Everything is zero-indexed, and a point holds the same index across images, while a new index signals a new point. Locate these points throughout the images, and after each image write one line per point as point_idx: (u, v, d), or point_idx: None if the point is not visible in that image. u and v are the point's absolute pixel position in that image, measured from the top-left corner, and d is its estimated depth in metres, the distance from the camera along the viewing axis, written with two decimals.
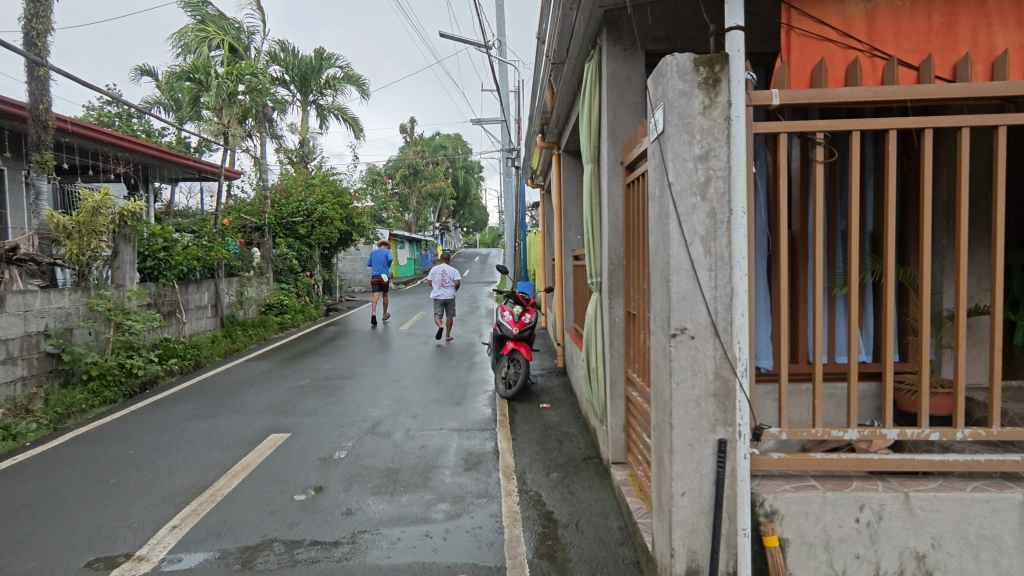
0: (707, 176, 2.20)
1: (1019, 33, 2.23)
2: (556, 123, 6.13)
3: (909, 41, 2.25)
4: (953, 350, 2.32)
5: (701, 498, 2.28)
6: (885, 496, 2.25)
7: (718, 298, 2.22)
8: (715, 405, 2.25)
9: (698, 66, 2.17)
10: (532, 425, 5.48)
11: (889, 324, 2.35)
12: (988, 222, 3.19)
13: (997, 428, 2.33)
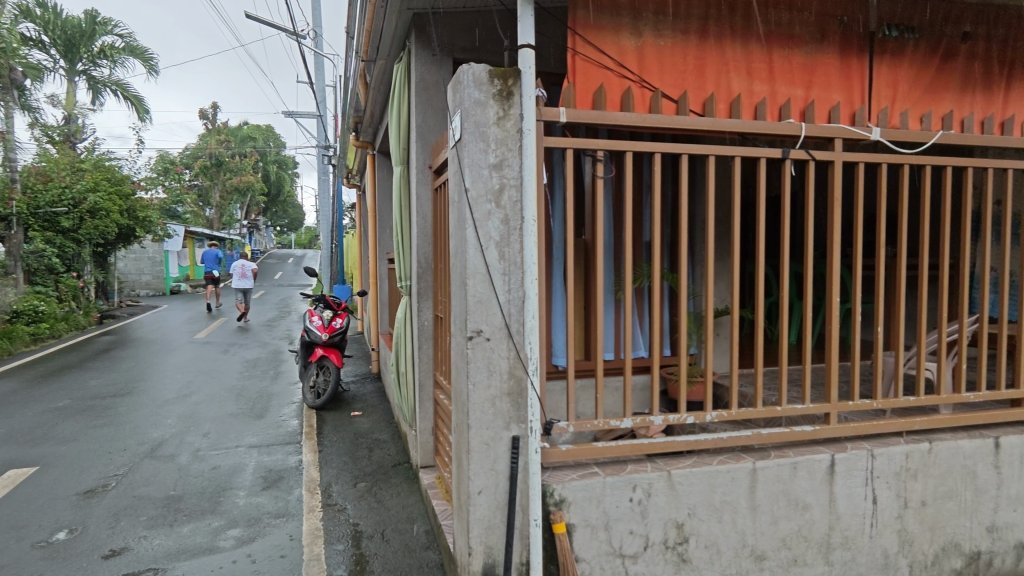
0: (501, 184, 2.29)
1: (750, 81, 2.67)
2: (369, 122, 5.92)
3: (669, 76, 2.58)
4: (705, 345, 2.71)
5: (497, 495, 2.37)
6: (652, 475, 2.55)
7: (511, 301, 2.33)
8: (509, 403, 2.35)
9: (492, 78, 2.25)
10: (341, 435, 5.23)
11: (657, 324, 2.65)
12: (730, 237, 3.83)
13: (736, 409, 2.77)
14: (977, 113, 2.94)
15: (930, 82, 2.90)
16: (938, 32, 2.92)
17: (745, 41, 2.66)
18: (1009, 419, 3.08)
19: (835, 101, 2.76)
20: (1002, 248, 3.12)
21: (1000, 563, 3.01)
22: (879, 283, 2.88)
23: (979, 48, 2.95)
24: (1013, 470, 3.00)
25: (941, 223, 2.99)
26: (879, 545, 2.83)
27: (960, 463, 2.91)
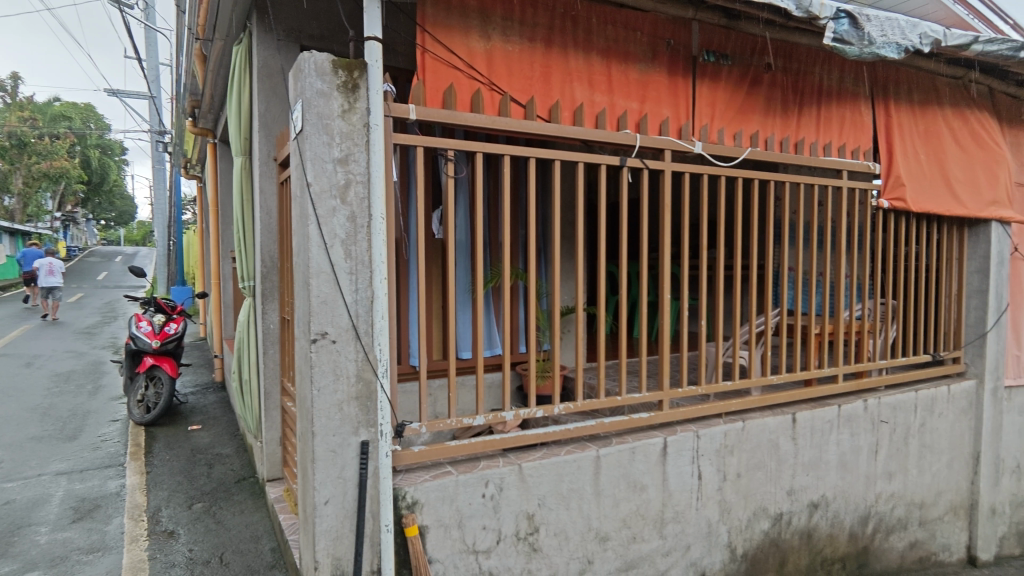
0: (347, 180, 2.20)
1: (591, 91, 2.84)
2: (208, 106, 5.35)
3: (517, 81, 2.66)
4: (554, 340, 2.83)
5: (345, 504, 2.26)
6: (504, 470, 2.61)
7: (359, 301, 2.25)
8: (357, 407, 2.27)
9: (336, 69, 2.16)
10: (176, 452, 4.70)
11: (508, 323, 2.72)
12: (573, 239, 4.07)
13: (581, 401, 2.93)
14: (776, 134, 3.40)
15: (741, 104, 3.31)
16: (748, 60, 3.33)
17: (586, 53, 2.82)
18: (803, 397, 3.61)
19: (664, 116, 3.04)
20: (797, 251, 3.65)
21: (798, 521, 3.52)
22: (702, 282, 3.23)
23: (778, 77, 3.42)
24: (807, 440, 3.52)
25: (751, 229, 3.42)
26: (704, 516, 3.16)
27: (767, 438, 3.36)
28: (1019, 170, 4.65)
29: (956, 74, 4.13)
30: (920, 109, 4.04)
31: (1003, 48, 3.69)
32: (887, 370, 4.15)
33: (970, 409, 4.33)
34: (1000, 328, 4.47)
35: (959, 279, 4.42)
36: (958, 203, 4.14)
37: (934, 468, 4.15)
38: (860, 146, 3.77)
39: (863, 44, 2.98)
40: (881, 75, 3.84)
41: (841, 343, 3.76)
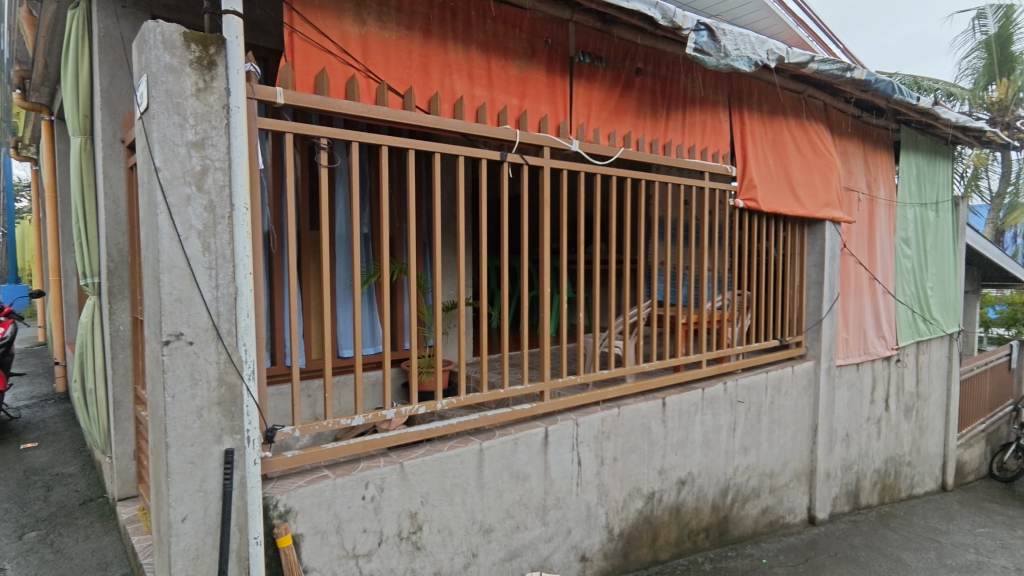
0: (203, 166, 2.01)
1: (471, 85, 2.83)
2: (41, 78, 4.66)
3: (395, 69, 2.58)
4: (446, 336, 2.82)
5: (206, 520, 2.07)
6: (385, 470, 2.54)
7: (220, 298, 2.07)
8: (220, 413, 2.09)
9: (188, 43, 1.97)
10: (3, 475, 4.08)
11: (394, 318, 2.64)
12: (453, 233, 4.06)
13: (464, 395, 2.92)
14: (646, 136, 3.62)
15: (615, 106, 3.47)
16: (621, 64, 3.49)
17: (466, 45, 2.80)
18: (671, 382, 3.88)
19: (543, 113, 3.11)
20: (665, 246, 3.91)
21: (668, 497, 3.78)
22: (586, 278, 3.38)
23: (648, 82, 3.63)
24: (675, 422, 3.79)
25: (625, 225, 3.61)
26: (583, 500, 3.29)
27: (641, 422, 3.57)
28: (846, 176, 5.32)
29: (797, 89, 4.64)
30: (769, 119, 4.48)
31: (833, 68, 4.17)
32: (743, 354, 4.58)
33: (810, 387, 4.91)
34: (833, 314, 5.10)
35: (800, 272, 4.99)
36: (798, 204, 4.66)
37: (782, 441, 4.65)
38: (719, 150, 4.12)
39: (721, 56, 3.25)
40: (736, 86, 4.22)
41: (704, 331, 4.10)
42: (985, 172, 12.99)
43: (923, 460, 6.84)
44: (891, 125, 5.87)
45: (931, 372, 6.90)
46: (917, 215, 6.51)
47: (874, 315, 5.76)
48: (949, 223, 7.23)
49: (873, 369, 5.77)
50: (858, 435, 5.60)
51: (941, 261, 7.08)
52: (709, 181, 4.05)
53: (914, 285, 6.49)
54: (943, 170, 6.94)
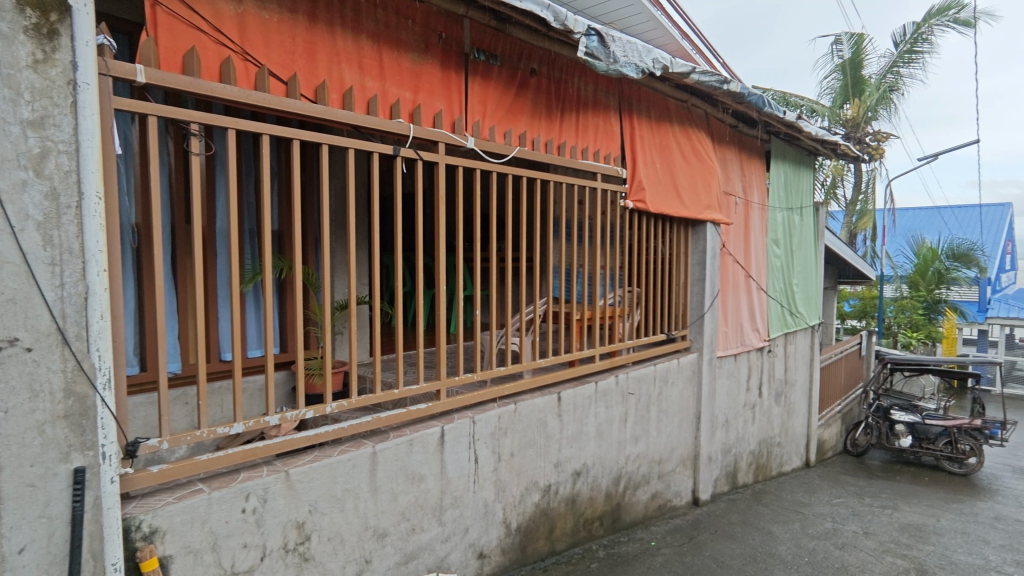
0: (43, 148, 1.77)
1: (361, 75, 2.72)
2: None
3: (276, 54, 2.42)
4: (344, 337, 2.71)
5: (50, 549, 1.82)
6: (267, 479, 2.38)
7: (66, 299, 1.83)
8: (68, 428, 1.85)
9: (22, 6, 1.72)
10: None
11: (284, 319, 2.48)
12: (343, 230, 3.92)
13: (356, 397, 2.80)
14: (541, 136, 3.68)
15: (510, 105, 3.49)
16: (516, 64, 3.52)
17: (355, 34, 2.69)
18: (566, 376, 3.99)
19: (437, 108, 3.06)
20: (560, 244, 4.02)
21: (563, 489, 3.88)
22: (485, 276, 3.40)
23: (542, 83, 3.69)
24: (570, 415, 3.89)
25: (522, 224, 3.67)
26: (480, 498, 3.29)
27: (537, 417, 3.63)
28: (725, 181, 5.74)
29: (681, 97, 4.92)
30: (656, 125, 4.72)
31: (712, 79, 4.46)
32: (633, 348, 4.80)
33: (694, 377, 5.24)
34: (713, 309, 5.48)
35: (684, 270, 5.32)
36: (683, 206, 4.96)
37: (669, 429, 4.93)
38: (611, 152, 4.28)
39: (610, 61, 3.37)
40: (625, 92, 4.40)
41: (597, 327, 4.26)
42: (841, 181, 14.57)
43: (791, 440, 7.55)
44: (762, 136, 6.40)
45: (797, 360, 7.62)
46: (785, 218, 7.16)
47: (749, 310, 6.26)
48: (811, 226, 8.03)
49: (748, 359, 6.27)
50: (735, 420, 6.07)
51: (805, 260, 7.85)
52: (601, 182, 4.20)
53: (783, 282, 7.13)
54: (805, 177, 7.69)
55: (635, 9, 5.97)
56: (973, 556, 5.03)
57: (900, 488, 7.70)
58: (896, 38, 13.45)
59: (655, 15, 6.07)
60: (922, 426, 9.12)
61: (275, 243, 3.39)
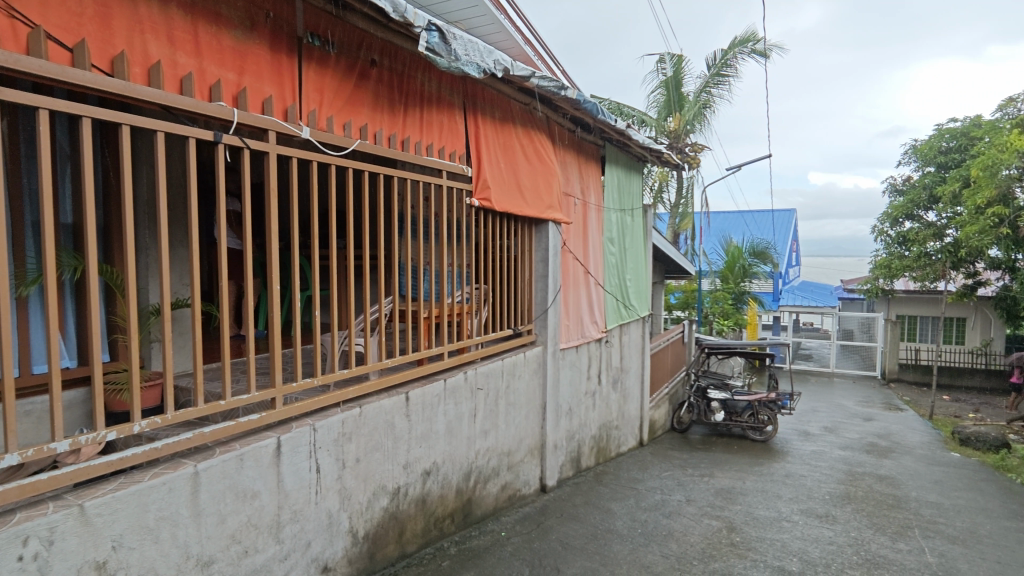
0: None
1: (170, 50, 2.41)
2: None
3: (57, 15, 2.05)
4: (152, 344, 2.38)
5: None
6: (55, 517, 2.01)
7: None
8: None
9: None
10: None
11: (85, 327, 2.12)
12: (152, 224, 3.47)
13: (172, 413, 2.47)
14: (383, 130, 3.58)
15: (349, 95, 3.33)
16: (355, 53, 3.36)
17: (162, 2, 2.37)
18: (415, 375, 3.93)
19: (266, 94, 2.82)
20: (406, 242, 3.95)
21: (413, 490, 3.82)
22: (328, 273, 3.23)
23: (384, 74, 3.57)
24: (418, 415, 3.84)
25: (365, 219, 3.55)
26: (323, 509, 3.11)
27: (384, 419, 3.53)
28: (565, 183, 6.06)
29: (523, 100, 5.09)
30: (500, 125, 4.83)
31: (551, 85, 4.66)
32: (482, 344, 4.89)
33: (539, 369, 5.47)
34: (556, 304, 5.77)
35: (529, 267, 5.53)
36: (526, 206, 5.14)
37: (516, 420, 5.09)
38: (455, 150, 4.30)
39: (451, 59, 3.37)
40: (469, 91, 4.44)
41: (445, 325, 4.26)
42: (666, 186, 16.18)
43: (627, 422, 8.21)
44: (597, 141, 6.87)
45: (631, 349, 8.31)
46: (618, 219, 7.76)
47: (588, 304, 6.69)
48: (640, 226, 8.79)
49: (588, 350, 6.70)
50: (578, 408, 6.45)
51: (636, 257, 8.58)
52: (446, 179, 4.20)
53: (617, 278, 7.73)
54: (636, 182, 8.40)
55: (479, 10, 6.04)
56: (770, 510, 5.88)
57: (715, 457, 8.76)
58: (709, 62, 15.24)
59: (499, 18, 6.20)
60: (732, 401, 10.45)
61: (66, 238, 2.89)
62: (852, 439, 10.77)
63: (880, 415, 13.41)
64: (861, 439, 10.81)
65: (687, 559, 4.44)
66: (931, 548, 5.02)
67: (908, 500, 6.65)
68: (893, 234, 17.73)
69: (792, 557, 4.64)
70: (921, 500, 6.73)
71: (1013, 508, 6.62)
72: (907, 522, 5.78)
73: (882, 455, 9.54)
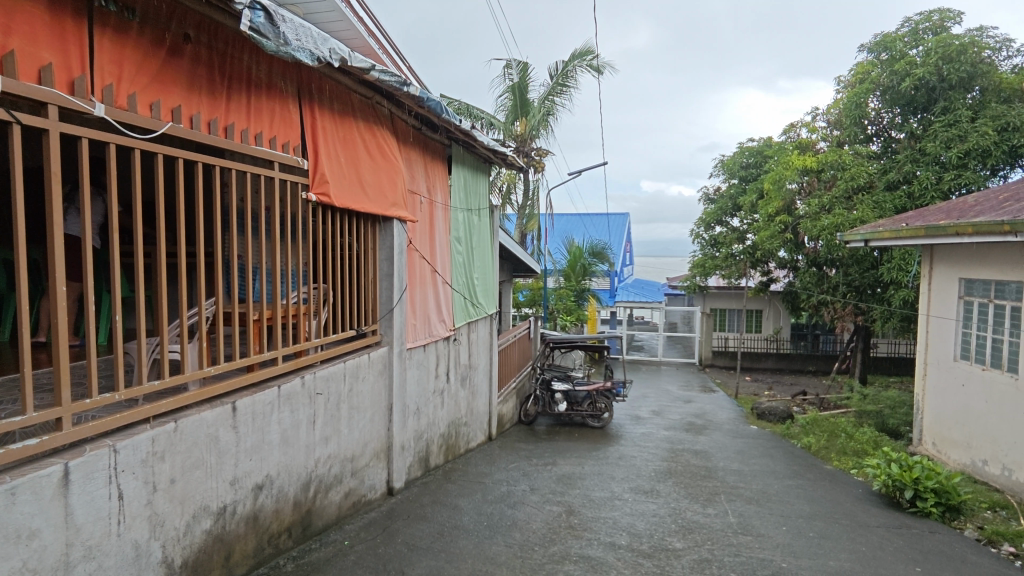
0: None
1: None
2: None
3: None
4: None
5: None
6: None
7: None
8: None
9: None
10: None
11: None
12: None
13: None
14: (201, 114, 3.23)
15: (157, 72, 2.95)
16: (164, 25, 2.98)
17: None
18: (243, 383, 3.61)
19: (45, 61, 2.39)
20: (234, 238, 3.62)
21: (242, 508, 3.50)
22: (136, 271, 2.84)
23: (201, 52, 3.22)
24: (247, 426, 3.54)
25: (183, 213, 3.18)
26: (128, 541, 2.72)
27: (204, 432, 3.19)
28: (410, 180, 5.99)
29: (365, 93, 4.93)
30: (340, 118, 4.63)
31: (393, 80, 4.55)
32: (322, 346, 4.65)
33: (385, 370, 5.35)
34: (401, 304, 5.67)
35: (373, 266, 5.38)
36: (368, 203, 4.99)
37: (360, 424, 4.92)
38: (289, 141, 4.03)
39: (280, 42, 3.11)
40: (305, 79, 4.18)
41: (278, 328, 3.98)
42: (513, 188, 16.73)
43: (475, 419, 8.35)
44: (443, 141, 6.89)
45: (479, 346, 8.47)
46: (465, 219, 7.86)
47: (436, 302, 6.69)
48: (487, 226, 9.00)
49: (435, 349, 6.70)
50: (425, 407, 6.41)
51: (483, 257, 8.76)
52: (279, 172, 3.93)
53: (465, 276, 7.83)
54: (482, 183, 8.57)
55: (336, 14, 5.82)
56: (604, 491, 6.37)
57: (557, 446, 9.26)
58: (551, 71, 16.04)
59: (354, 23, 6.02)
60: (573, 392, 11.10)
61: None
62: (675, 420, 12.05)
63: (697, 397, 15.18)
64: (682, 419, 12.14)
65: (529, 546, 4.64)
66: (732, 510, 5.80)
67: (717, 470, 7.63)
68: (707, 237, 20.19)
69: (622, 531, 5.07)
70: (727, 469, 7.75)
71: (793, 469, 7.89)
72: (715, 489, 6.61)
73: (698, 432, 10.81)
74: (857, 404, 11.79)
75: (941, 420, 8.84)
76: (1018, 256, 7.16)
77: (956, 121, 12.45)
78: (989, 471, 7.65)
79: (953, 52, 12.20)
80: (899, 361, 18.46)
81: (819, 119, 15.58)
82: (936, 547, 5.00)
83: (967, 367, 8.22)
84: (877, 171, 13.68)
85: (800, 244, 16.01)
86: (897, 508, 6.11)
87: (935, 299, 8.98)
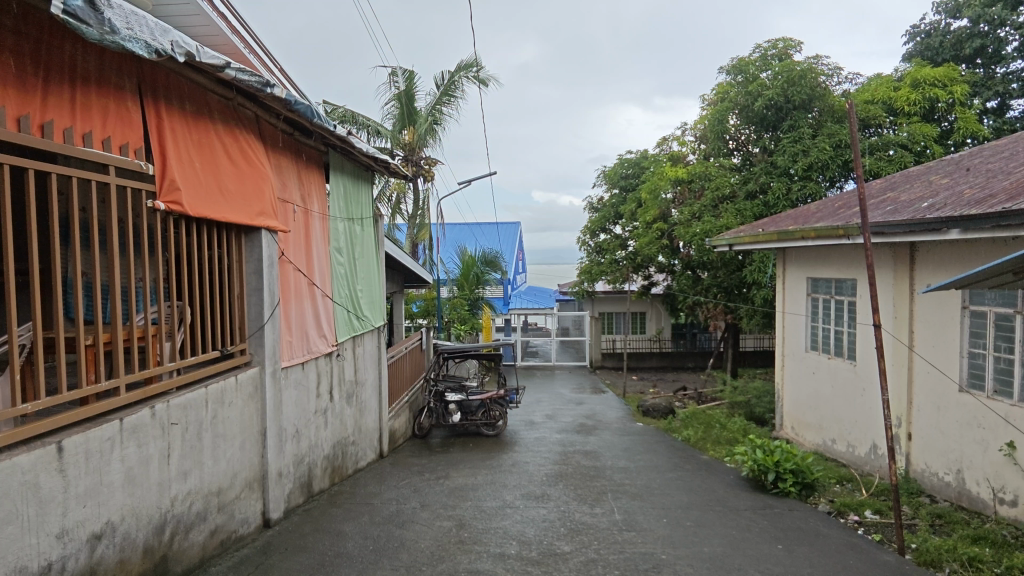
0: None
1: None
2: None
3: None
4: None
5: None
6: None
7: None
8: None
9: None
10: None
11: None
12: None
13: None
14: (7, 108, 2.77)
15: None
16: None
17: None
18: (73, 419, 3.14)
19: None
20: (78, 253, 3.17)
21: (74, 563, 3.02)
22: None
23: (5, 37, 2.78)
24: (78, 469, 3.07)
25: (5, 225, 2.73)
26: None
27: (17, 482, 2.72)
28: (280, 188, 5.61)
29: (223, 93, 4.55)
30: (193, 120, 4.23)
31: (253, 81, 4.21)
32: (178, 371, 4.19)
33: (255, 393, 4.94)
34: (273, 321, 5.27)
35: (238, 281, 4.96)
36: (230, 211, 4.58)
37: (227, 453, 4.48)
38: (127, 142, 3.59)
39: (103, 30, 2.76)
40: (147, 75, 3.76)
41: (121, 353, 3.52)
42: (403, 198, 16.39)
43: (364, 437, 7.97)
44: (318, 147, 6.56)
45: (365, 360, 8.12)
46: (346, 228, 7.51)
47: (314, 317, 6.31)
48: (371, 236, 8.68)
49: (316, 366, 6.31)
50: (306, 429, 6.02)
51: (367, 268, 8.42)
52: (116, 177, 3.49)
53: (347, 288, 7.47)
54: (364, 192, 8.26)
55: (192, 8, 5.30)
56: (495, 500, 6.33)
57: (451, 458, 9.12)
58: (437, 81, 15.95)
59: (215, 20, 5.53)
60: (466, 401, 10.99)
61: None
62: (567, 422, 12.35)
63: (588, 398, 15.70)
64: (573, 421, 12.46)
65: (416, 566, 4.48)
66: (618, 507, 6.00)
67: (604, 469, 7.89)
68: (593, 245, 21.07)
69: (512, 540, 5.05)
70: (614, 467, 8.04)
71: (674, 461, 8.36)
72: (603, 488, 6.82)
73: (589, 433, 11.16)
74: (729, 395, 12.80)
75: (797, 406, 9.78)
76: (852, 256, 8.12)
77: (800, 137, 13.93)
78: (837, 449, 8.57)
79: (795, 77, 13.77)
80: (764, 354, 20.38)
81: (687, 134, 16.82)
82: (794, 523, 5.49)
83: (816, 357, 9.17)
84: (739, 181, 14.93)
85: (675, 250, 17.19)
86: (763, 490, 6.63)
87: (789, 297, 9.94)
